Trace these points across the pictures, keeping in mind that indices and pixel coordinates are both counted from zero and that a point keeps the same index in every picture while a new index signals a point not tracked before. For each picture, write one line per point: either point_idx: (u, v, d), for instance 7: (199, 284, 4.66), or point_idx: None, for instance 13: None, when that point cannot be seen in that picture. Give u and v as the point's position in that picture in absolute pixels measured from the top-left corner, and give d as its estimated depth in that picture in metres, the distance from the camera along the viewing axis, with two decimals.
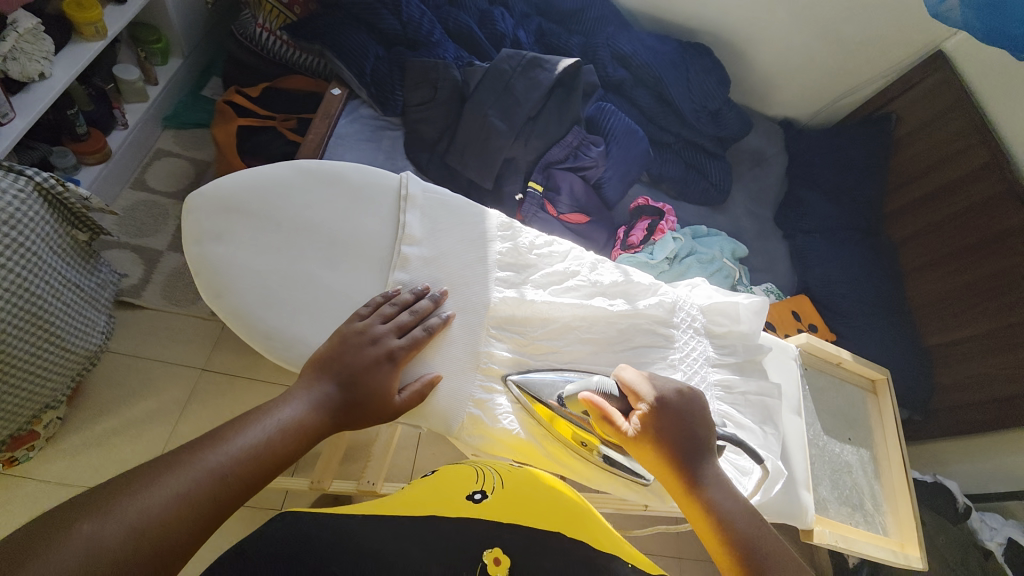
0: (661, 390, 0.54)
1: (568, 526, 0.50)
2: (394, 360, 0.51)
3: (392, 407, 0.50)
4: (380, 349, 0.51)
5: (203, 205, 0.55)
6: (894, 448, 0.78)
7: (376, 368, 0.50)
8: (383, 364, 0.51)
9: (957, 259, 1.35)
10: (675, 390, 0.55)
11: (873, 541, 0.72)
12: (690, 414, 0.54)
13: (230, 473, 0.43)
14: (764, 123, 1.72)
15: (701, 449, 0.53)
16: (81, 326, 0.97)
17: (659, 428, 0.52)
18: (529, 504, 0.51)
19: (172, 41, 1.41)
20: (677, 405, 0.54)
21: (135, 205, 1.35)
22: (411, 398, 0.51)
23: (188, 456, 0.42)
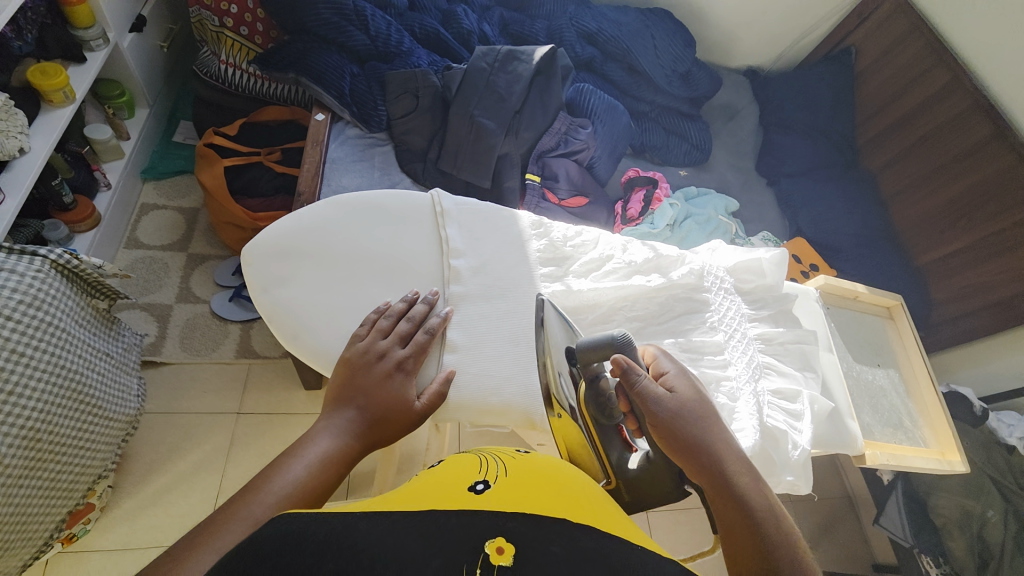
0: (679, 379, 0.55)
1: (576, 511, 0.43)
2: (404, 371, 0.52)
3: (414, 414, 0.51)
4: (387, 362, 0.52)
5: (262, 255, 0.57)
6: (920, 367, 0.83)
7: (390, 381, 0.51)
8: (396, 375, 0.51)
9: (934, 178, 1.41)
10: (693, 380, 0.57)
11: (918, 453, 0.77)
12: (699, 406, 0.54)
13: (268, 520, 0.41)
14: (730, 76, 1.75)
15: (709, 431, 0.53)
16: (121, 392, 0.97)
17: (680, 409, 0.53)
18: (541, 497, 0.44)
19: (136, 91, 1.38)
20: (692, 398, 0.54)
21: (134, 264, 1.33)
22: (431, 400, 0.52)
23: (225, 517, 0.41)
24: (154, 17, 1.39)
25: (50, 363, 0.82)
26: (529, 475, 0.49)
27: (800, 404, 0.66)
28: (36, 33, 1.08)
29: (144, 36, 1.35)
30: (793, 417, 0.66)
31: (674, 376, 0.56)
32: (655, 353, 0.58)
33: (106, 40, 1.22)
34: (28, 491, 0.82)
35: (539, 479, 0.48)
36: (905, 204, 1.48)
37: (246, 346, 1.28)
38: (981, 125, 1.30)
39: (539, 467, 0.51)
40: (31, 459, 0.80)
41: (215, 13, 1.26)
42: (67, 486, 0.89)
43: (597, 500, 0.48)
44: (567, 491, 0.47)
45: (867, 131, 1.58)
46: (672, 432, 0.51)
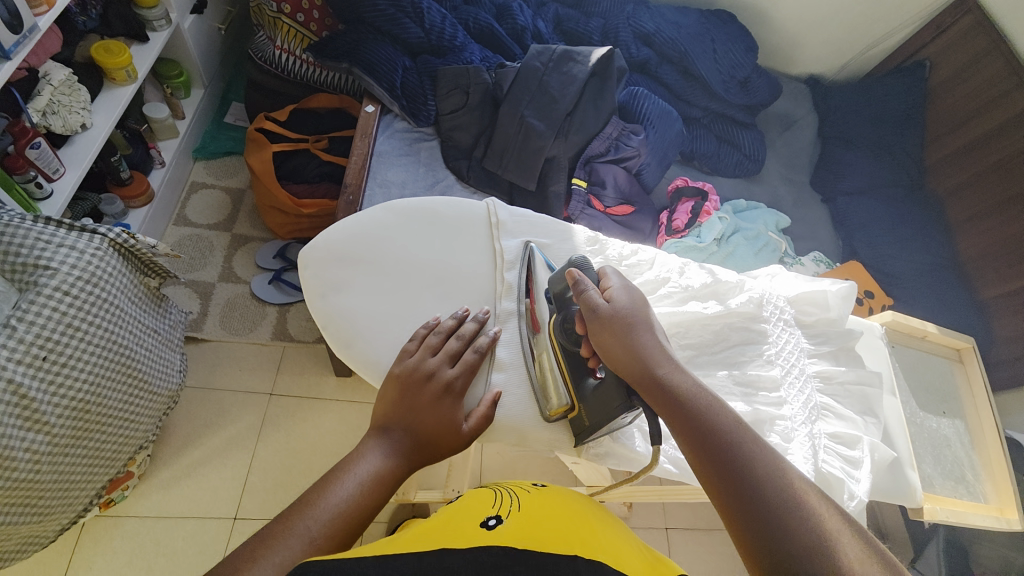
0: (627, 294, 0.51)
1: (587, 541, 0.44)
2: (454, 392, 0.51)
3: (461, 437, 0.50)
4: (437, 383, 0.51)
5: (320, 259, 0.56)
6: (988, 419, 0.77)
7: (439, 403, 0.50)
8: (445, 397, 0.51)
9: (1008, 207, 1.30)
10: (642, 298, 0.52)
11: (978, 510, 0.72)
12: (647, 323, 0.50)
13: (320, 536, 0.42)
14: (790, 85, 1.67)
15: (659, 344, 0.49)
16: (165, 367, 1.00)
17: (626, 326, 0.49)
18: (551, 528, 0.45)
19: (193, 72, 1.41)
20: (639, 313, 0.50)
21: (181, 241, 1.37)
22: (478, 423, 0.51)
23: (283, 527, 0.42)
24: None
25: (101, 338, 0.84)
26: (544, 507, 0.51)
27: (859, 452, 0.62)
28: (101, 10, 1.11)
29: (204, 18, 1.37)
30: (851, 464, 0.61)
31: (622, 293, 0.51)
32: (605, 270, 0.55)
33: (168, 20, 1.24)
34: (74, 459, 0.85)
35: (553, 511, 0.50)
36: (972, 233, 1.38)
37: (283, 329, 1.31)
38: None
39: (556, 500, 0.53)
40: (78, 428, 0.83)
41: None
42: (110, 455, 0.92)
43: (612, 532, 0.49)
44: (581, 524, 0.48)
45: (937, 150, 1.48)
46: (622, 351, 0.48)
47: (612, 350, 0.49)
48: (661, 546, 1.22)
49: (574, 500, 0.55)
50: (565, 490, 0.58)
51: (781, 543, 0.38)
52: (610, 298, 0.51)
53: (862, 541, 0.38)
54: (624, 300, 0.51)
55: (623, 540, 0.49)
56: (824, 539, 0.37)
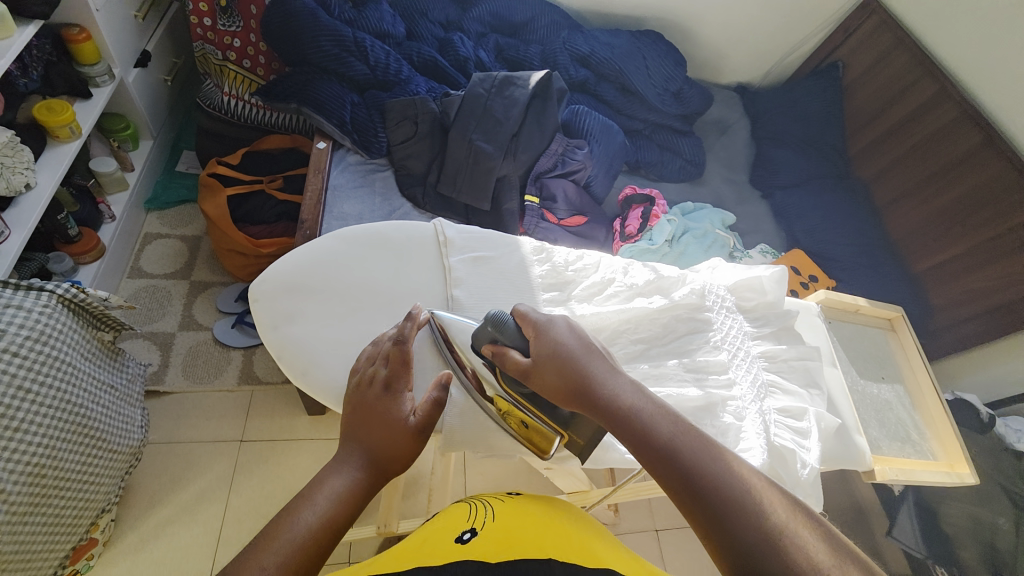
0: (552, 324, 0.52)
1: (561, 543, 0.46)
2: (394, 390, 0.50)
3: (413, 429, 0.49)
4: (376, 386, 0.50)
5: (270, 292, 0.57)
6: (924, 379, 0.84)
7: (381, 403, 0.50)
8: (386, 397, 0.50)
9: (926, 187, 1.42)
10: (569, 323, 0.52)
11: (926, 467, 0.76)
12: (579, 346, 0.50)
13: (276, 568, 0.38)
14: (721, 92, 1.79)
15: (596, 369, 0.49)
16: (125, 423, 0.97)
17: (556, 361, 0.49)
18: (523, 534, 0.48)
19: (140, 124, 1.40)
20: (567, 341, 0.50)
21: (137, 293, 1.34)
22: (429, 410, 0.49)
23: (236, 567, 0.38)
24: (159, 52, 1.42)
25: (54, 398, 0.81)
26: (518, 514, 0.53)
27: (806, 422, 0.66)
28: (42, 70, 1.10)
29: (148, 71, 1.38)
30: (801, 436, 0.65)
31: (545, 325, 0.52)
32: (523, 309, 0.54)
33: (111, 75, 1.23)
34: (34, 528, 0.81)
35: (530, 518, 0.52)
36: (898, 213, 1.50)
37: (249, 372, 1.28)
38: (971, 133, 1.31)
39: (534, 508, 0.55)
40: (36, 495, 0.80)
41: (218, 48, 1.31)
42: (71, 521, 0.88)
43: (588, 534, 0.52)
44: (555, 528, 0.50)
45: (858, 141, 1.61)
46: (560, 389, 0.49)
47: (550, 390, 0.50)
48: (651, 547, 1.23)
49: (554, 507, 0.57)
50: (543, 499, 0.59)
51: (743, 539, 0.39)
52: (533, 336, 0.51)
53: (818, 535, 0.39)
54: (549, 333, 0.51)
55: (597, 539, 0.51)
56: (782, 534, 0.38)
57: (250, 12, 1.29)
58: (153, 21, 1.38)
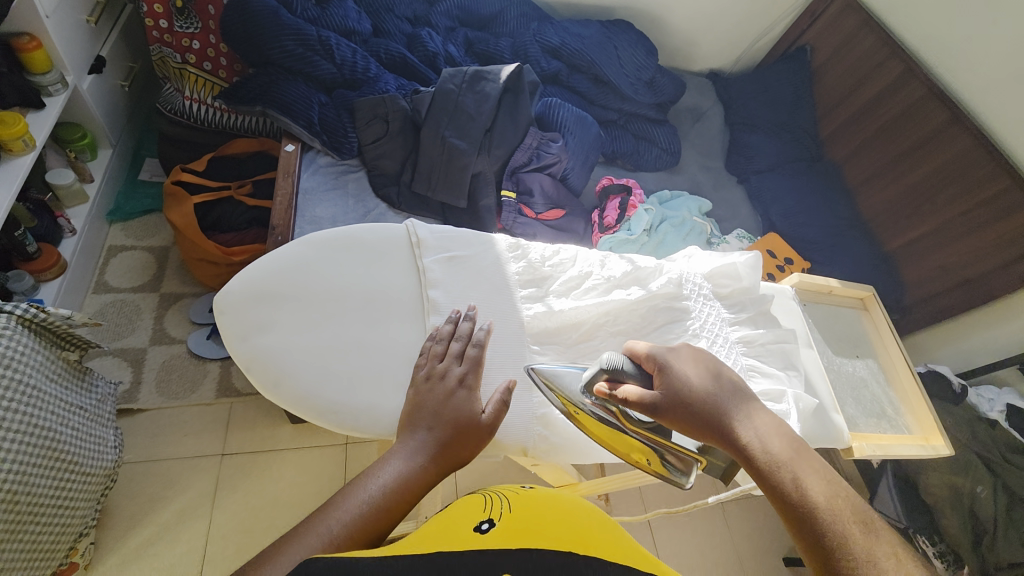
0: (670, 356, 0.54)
1: (592, 537, 0.46)
2: (468, 387, 0.52)
3: (483, 425, 0.50)
4: (449, 380, 0.52)
5: (237, 301, 0.54)
6: (897, 354, 0.86)
7: (455, 397, 0.51)
8: (459, 391, 0.51)
9: (895, 166, 1.46)
10: (686, 356, 0.55)
11: (901, 441, 0.79)
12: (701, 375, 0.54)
13: (326, 544, 0.41)
14: (693, 80, 1.80)
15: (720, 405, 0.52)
16: (98, 445, 0.93)
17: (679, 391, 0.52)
18: (546, 527, 0.45)
19: (98, 133, 1.35)
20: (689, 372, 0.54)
21: (104, 309, 1.29)
22: (496, 410, 0.51)
23: (296, 531, 0.41)
24: (114, 57, 1.36)
25: (20, 423, 0.77)
26: (539, 505, 0.50)
27: (784, 404, 0.67)
28: None
29: (104, 77, 1.32)
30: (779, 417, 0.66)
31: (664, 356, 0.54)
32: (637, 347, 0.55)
33: (65, 83, 1.16)
34: (11, 555, 0.79)
35: (547, 519, 0.48)
36: (870, 193, 1.53)
37: (227, 385, 1.25)
38: (938, 112, 1.34)
39: (552, 506, 0.51)
40: (9, 522, 0.77)
41: (176, 50, 1.25)
42: (49, 546, 0.85)
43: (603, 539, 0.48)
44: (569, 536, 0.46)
45: (828, 124, 1.64)
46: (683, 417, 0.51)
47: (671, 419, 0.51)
48: (643, 534, 1.25)
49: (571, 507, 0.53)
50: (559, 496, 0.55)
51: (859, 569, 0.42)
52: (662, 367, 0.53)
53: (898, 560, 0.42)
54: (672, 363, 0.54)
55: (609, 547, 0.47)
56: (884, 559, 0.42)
57: (209, 13, 1.24)
58: (107, 24, 1.31)
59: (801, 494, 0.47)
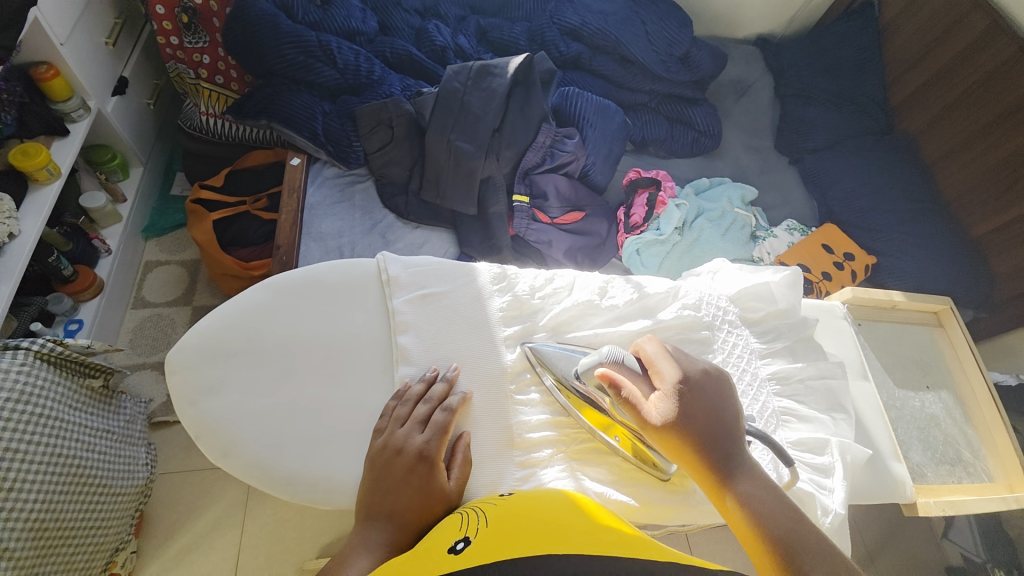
0: (684, 367, 0.49)
1: (577, 540, 0.37)
2: (429, 459, 0.47)
3: (450, 499, 0.47)
4: (408, 453, 0.47)
5: (187, 361, 0.52)
6: (978, 384, 0.76)
7: (415, 474, 0.46)
8: (418, 467, 0.47)
9: (983, 137, 1.21)
10: (702, 368, 0.49)
11: (982, 494, 0.70)
12: (719, 393, 0.48)
13: None
14: (738, 49, 1.59)
15: (729, 432, 0.47)
16: (127, 465, 0.98)
17: (684, 405, 0.47)
18: (520, 536, 0.38)
19: (128, 153, 1.39)
20: (703, 385, 0.48)
21: (141, 324, 1.35)
22: (461, 474, 0.48)
23: None
24: (137, 76, 1.40)
25: (45, 454, 0.81)
26: (519, 511, 0.42)
27: (826, 458, 0.56)
28: (16, 114, 1.06)
29: (128, 98, 1.36)
30: (820, 475, 0.56)
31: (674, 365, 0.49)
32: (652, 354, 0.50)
33: (87, 108, 1.20)
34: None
35: (525, 530, 0.39)
36: (951, 168, 1.29)
37: None
38: None
39: (532, 511, 0.42)
40: (41, 548, 0.81)
41: (189, 66, 1.26)
42: (84, 563, 0.90)
43: (589, 538, 0.38)
44: (545, 543, 0.37)
45: (901, 90, 1.40)
46: (682, 430, 0.46)
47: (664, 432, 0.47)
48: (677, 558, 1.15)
49: (557, 506, 0.43)
50: (545, 495, 0.45)
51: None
52: (671, 373, 0.48)
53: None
54: (683, 372, 0.48)
55: (587, 543, 0.37)
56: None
57: (214, 26, 1.24)
58: (127, 44, 1.35)
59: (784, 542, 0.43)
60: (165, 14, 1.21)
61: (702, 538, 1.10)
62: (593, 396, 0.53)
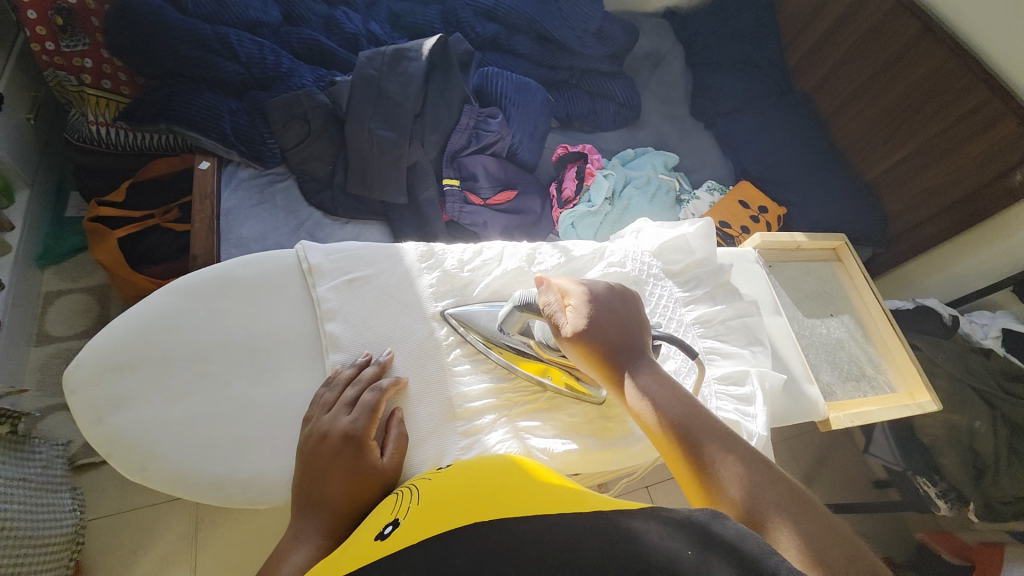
0: (590, 284, 0.52)
1: (505, 502, 0.37)
2: (358, 439, 0.46)
3: (385, 474, 0.46)
4: (334, 435, 0.46)
5: (88, 379, 0.49)
6: (874, 306, 0.85)
7: (342, 457, 0.46)
8: (346, 448, 0.46)
9: (869, 88, 1.33)
10: (603, 285, 0.52)
11: (885, 403, 0.79)
12: (621, 305, 0.52)
13: None
14: (648, 22, 1.64)
15: (633, 342, 0.51)
16: (47, 514, 0.89)
17: (594, 319, 0.50)
18: (449, 507, 0.37)
19: (10, 175, 1.24)
20: (608, 299, 0.51)
21: (49, 361, 1.23)
22: (397, 449, 0.48)
23: None
24: (12, 89, 1.24)
25: None
26: (449, 484, 0.41)
27: (747, 387, 0.61)
28: None
29: (4, 114, 1.20)
30: (743, 403, 0.60)
31: (579, 284, 0.53)
32: (566, 286, 0.53)
33: None
34: None
35: (454, 502, 0.38)
36: (845, 119, 1.41)
37: None
38: (908, 25, 1.22)
39: (468, 478, 0.41)
40: None
41: (71, 71, 1.14)
42: None
43: (517, 497, 0.38)
44: (473, 514, 0.36)
45: (796, 52, 1.52)
46: (593, 342, 0.50)
47: (578, 342, 0.50)
48: None
49: (493, 467, 0.43)
50: (480, 461, 0.45)
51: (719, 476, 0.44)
52: (578, 293, 0.51)
53: (748, 473, 0.43)
54: (588, 288, 0.52)
55: (516, 505, 0.37)
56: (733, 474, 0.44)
57: (95, 25, 1.13)
58: None
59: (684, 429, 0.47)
60: (36, 18, 1.09)
61: (660, 487, 1.17)
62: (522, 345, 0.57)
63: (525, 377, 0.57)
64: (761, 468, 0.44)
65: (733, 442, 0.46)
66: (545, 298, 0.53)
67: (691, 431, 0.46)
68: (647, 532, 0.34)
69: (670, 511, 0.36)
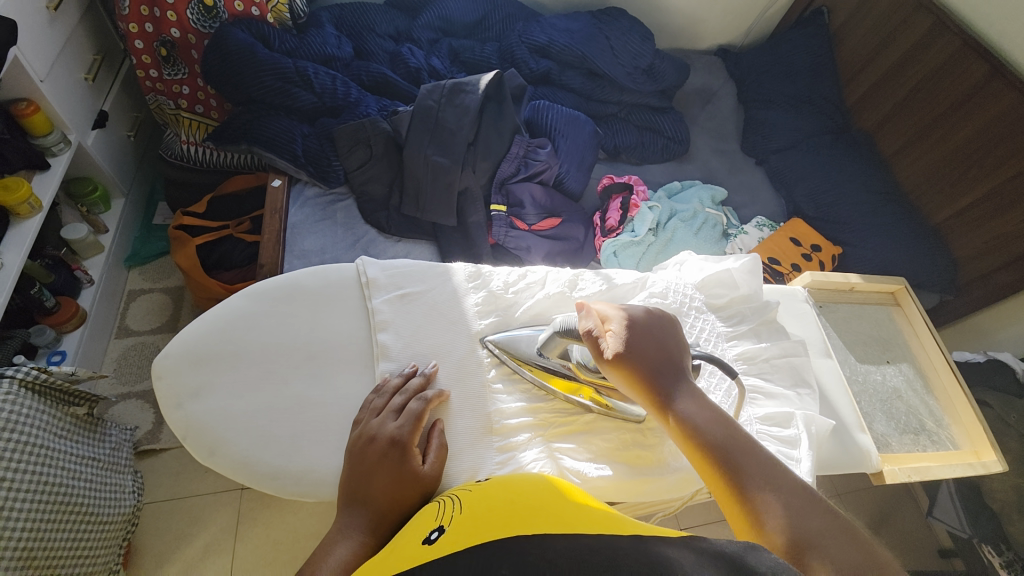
0: (630, 309, 0.53)
1: (547, 519, 0.38)
2: (403, 445, 0.49)
3: (425, 482, 0.49)
4: (382, 439, 0.49)
5: (173, 365, 0.55)
6: (936, 356, 0.80)
7: (388, 459, 0.48)
8: (391, 452, 0.49)
9: (933, 129, 1.29)
10: (643, 311, 0.53)
11: (946, 461, 0.73)
12: (663, 330, 0.52)
13: None
14: (701, 59, 1.66)
15: (672, 366, 0.51)
16: (114, 493, 0.97)
17: (635, 345, 0.51)
18: (494, 518, 0.39)
19: (109, 184, 1.40)
20: (649, 324, 0.52)
21: (124, 353, 1.35)
22: (438, 457, 0.50)
23: None
24: (116, 109, 1.42)
25: (32, 482, 0.81)
26: (489, 497, 0.42)
27: (792, 430, 0.59)
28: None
29: (108, 131, 1.38)
30: (788, 446, 0.58)
31: (620, 309, 0.53)
32: (606, 312, 0.53)
33: (67, 141, 1.22)
34: None
35: (497, 514, 0.39)
36: (906, 161, 1.36)
37: None
38: (976, 67, 1.19)
39: (509, 493, 0.43)
40: None
41: (169, 97, 1.30)
42: None
43: (558, 516, 0.39)
44: (517, 526, 0.37)
45: (854, 91, 1.49)
46: (635, 367, 0.50)
47: (618, 367, 0.50)
48: None
49: (531, 485, 0.44)
50: (518, 477, 0.46)
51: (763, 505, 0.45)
52: (620, 320, 0.52)
53: (789, 501, 0.45)
54: (630, 314, 0.52)
55: (556, 522, 0.37)
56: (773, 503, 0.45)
57: (193, 57, 1.26)
58: (106, 80, 1.38)
59: (725, 455, 0.48)
60: (143, 48, 1.23)
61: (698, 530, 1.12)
62: (560, 366, 0.58)
63: (561, 396, 0.58)
64: (799, 494, 0.46)
65: (770, 469, 0.47)
66: (585, 323, 0.53)
67: (733, 458, 0.47)
68: (680, 559, 0.34)
69: (705, 542, 0.36)
